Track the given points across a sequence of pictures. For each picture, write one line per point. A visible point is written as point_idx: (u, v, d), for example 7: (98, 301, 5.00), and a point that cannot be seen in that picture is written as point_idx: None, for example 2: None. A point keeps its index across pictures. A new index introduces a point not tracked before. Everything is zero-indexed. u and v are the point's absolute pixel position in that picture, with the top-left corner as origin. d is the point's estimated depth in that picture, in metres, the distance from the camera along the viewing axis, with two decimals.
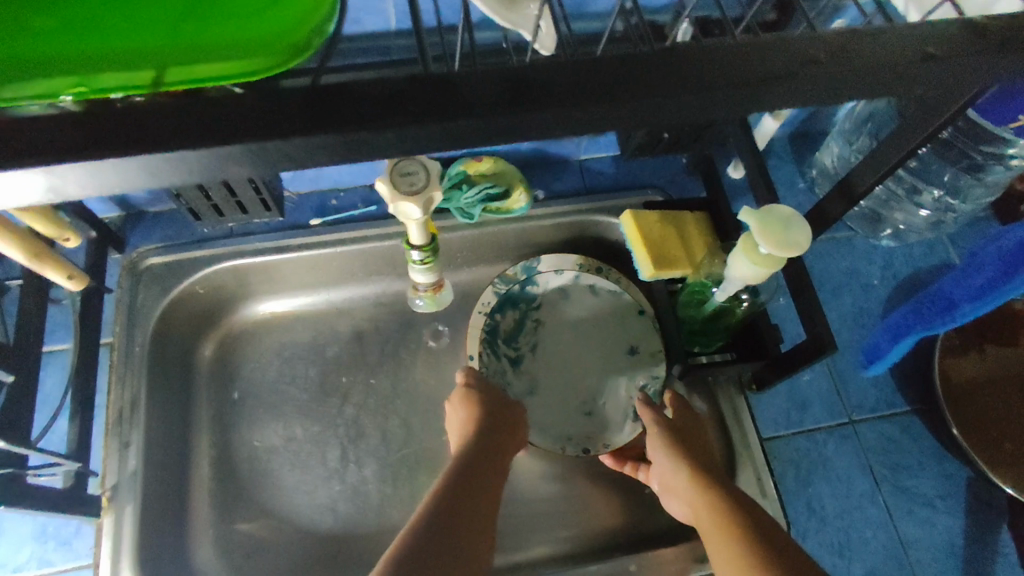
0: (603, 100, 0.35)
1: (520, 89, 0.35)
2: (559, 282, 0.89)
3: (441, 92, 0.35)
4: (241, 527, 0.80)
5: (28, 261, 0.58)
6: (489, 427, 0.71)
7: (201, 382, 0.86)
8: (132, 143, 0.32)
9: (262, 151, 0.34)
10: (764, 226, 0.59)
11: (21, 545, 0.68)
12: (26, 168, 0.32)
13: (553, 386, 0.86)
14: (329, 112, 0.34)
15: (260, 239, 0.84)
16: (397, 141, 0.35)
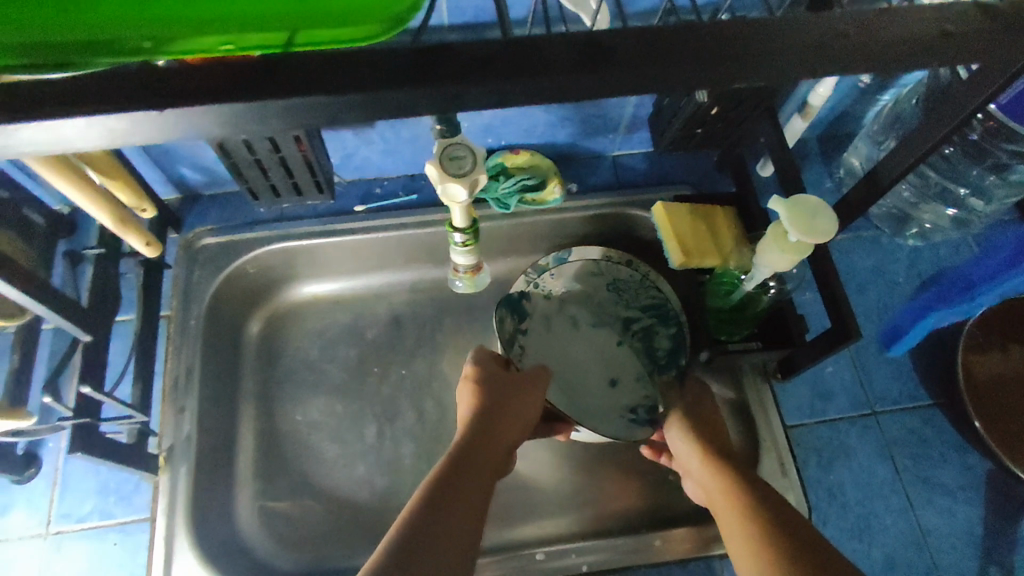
0: (656, 73, 0.39)
1: (594, 58, 0.39)
2: (547, 307, 0.89)
3: (526, 60, 0.38)
4: (284, 494, 0.84)
5: (114, 225, 0.65)
6: (501, 396, 0.72)
7: (248, 358, 0.91)
8: (207, 95, 0.36)
9: (341, 104, 0.38)
10: (793, 213, 0.62)
11: (84, 497, 0.73)
12: (84, 116, 0.36)
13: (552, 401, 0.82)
14: (426, 74, 0.38)
15: (309, 223, 0.89)
16: (479, 99, 0.39)
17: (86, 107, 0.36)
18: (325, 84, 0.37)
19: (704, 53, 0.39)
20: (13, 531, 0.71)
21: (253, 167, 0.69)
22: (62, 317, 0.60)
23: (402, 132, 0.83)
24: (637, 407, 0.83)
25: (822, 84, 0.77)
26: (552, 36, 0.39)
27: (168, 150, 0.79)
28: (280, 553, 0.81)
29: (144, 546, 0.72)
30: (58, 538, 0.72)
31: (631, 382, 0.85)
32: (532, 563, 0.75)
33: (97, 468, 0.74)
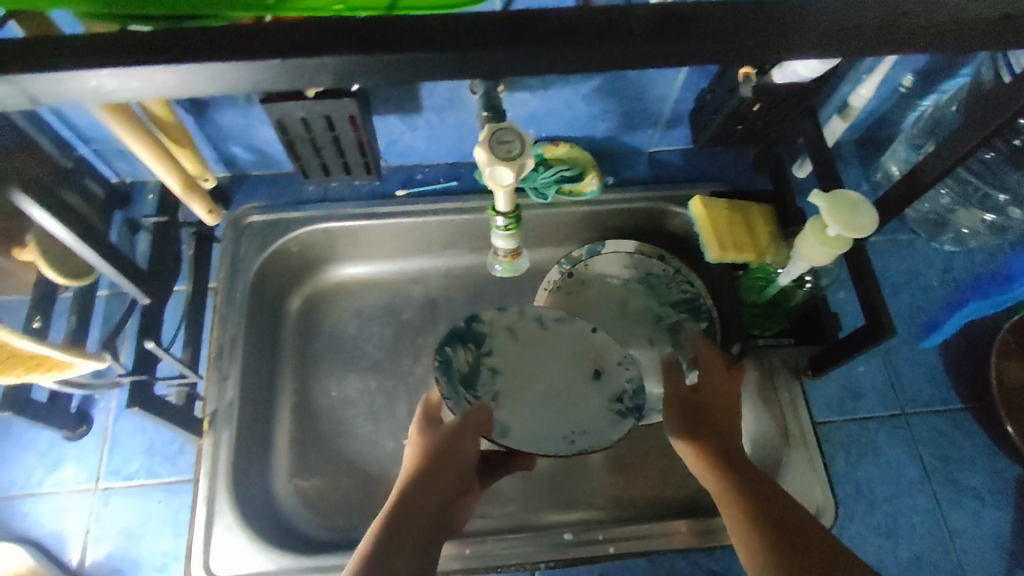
0: (722, 41, 0.41)
1: (669, 26, 0.41)
2: (505, 319, 0.82)
3: (608, 30, 0.40)
4: (318, 466, 0.86)
5: (180, 190, 0.69)
6: (443, 444, 0.66)
7: (287, 333, 0.93)
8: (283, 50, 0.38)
9: (415, 62, 0.40)
10: (833, 208, 0.63)
11: (132, 456, 0.77)
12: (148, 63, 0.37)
13: (526, 415, 0.77)
14: (522, 37, 0.40)
15: (351, 205, 0.91)
16: (554, 65, 0.42)
17: (173, 59, 0.38)
18: (404, 45, 0.39)
19: (767, 34, 0.41)
20: (63, 484, 0.75)
21: (307, 145, 0.71)
22: (125, 279, 0.63)
23: (447, 119, 0.85)
24: (622, 397, 0.79)
25: (865, 85, 0.78)
26: (634, 8, 0.41)
27: (223, 128, 0.82)
28: (313, 522, 0.83)
29: (186, 505, 0.75)
30: (106, 494, 0.75)
31: (614, 368, 0.80)
32: (560, 543, 0.75)
33: (144, 429, 0.78)
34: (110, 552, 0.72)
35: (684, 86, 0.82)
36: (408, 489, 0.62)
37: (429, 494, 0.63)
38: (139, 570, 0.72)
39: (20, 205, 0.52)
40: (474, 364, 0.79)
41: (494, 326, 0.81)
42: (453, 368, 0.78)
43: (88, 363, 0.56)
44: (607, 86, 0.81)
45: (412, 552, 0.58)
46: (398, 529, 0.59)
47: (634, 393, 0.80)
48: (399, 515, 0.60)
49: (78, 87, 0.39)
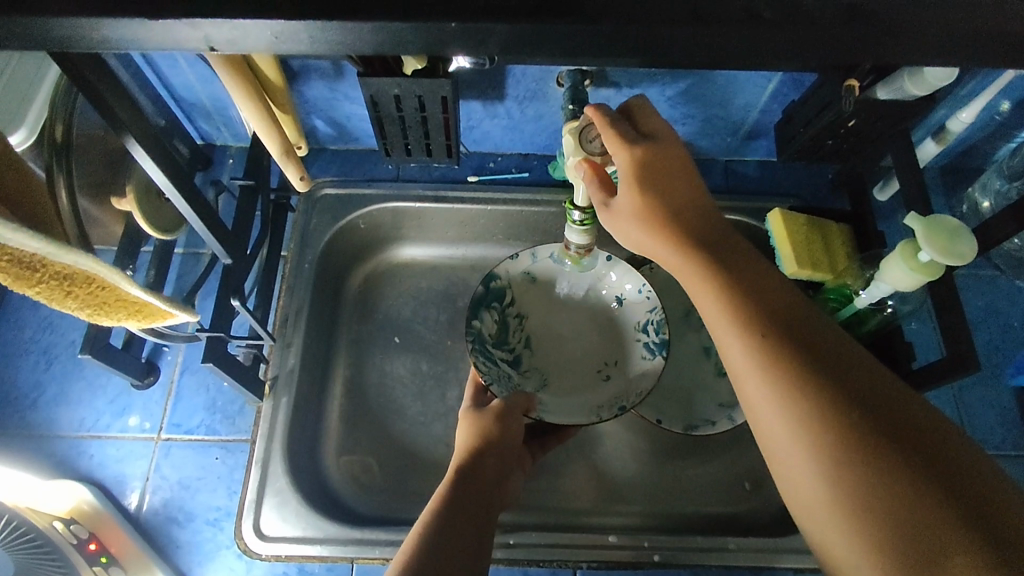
0: (900, 36, 0.37)
1: (855, 20, 0.37)
2: (519, 267, 0.85)
3: (795, 11, 0.37)
4: (363, 438, 0.85)
5: (279, 156, 0.71)
6: (494, 423, 0.71)
7: (346, 307, 0.94)
8: (406, 14, 0.36)
9: (585, 32, 0.36)
10: (930, 233, 0.61)
11: (194, 412, 0.79)
12: (261, 21, 0.35)
13: (562, 361, 0.85)
14: (707, 16, 0.36)
15: (423, 187, 0.91)
16: (699, 51, 0.38)
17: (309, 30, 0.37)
18: (566, 10, 0.36)
19: (949, 33, 0.37)
20: (128, 431, 0.77)
21: (395, 123, 0.72)
22: (213, 239, 0.65)
23: (527, 110, 0.84)
24: (648, 328, 0.84)
25: (965, 109, 0.75)
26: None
27: (310, 100, 0.82)
28: (360, 496, 0.82)
29: (242, 464, 0.77)
30: (167, 444, 0.77)
31: (635, 299, 0.85)
32: (604, 544, 0.75)
33: (208, 387, 0.80)
34: (167, 500, 0.75)
35: (773, 96, 0.80)
36: (464, 468, 0.66)
37: (485, 474, 0.67)
38: (194, 521, 0.74)
39: (133, 156, 0.53)
40: (501, 320, 0.85)
41: (510, 276, 0.86)
42: (485, 336, 0.83)
43: (180, 315, 0.58)
44: (693, 89, 0.79)
45: (475, 522, 0.62)
46: (462, 501, 0.63)
47: (657, 323, 0.84)
48: (462, 495, 0.64)
49: (236, 47, 0.37)
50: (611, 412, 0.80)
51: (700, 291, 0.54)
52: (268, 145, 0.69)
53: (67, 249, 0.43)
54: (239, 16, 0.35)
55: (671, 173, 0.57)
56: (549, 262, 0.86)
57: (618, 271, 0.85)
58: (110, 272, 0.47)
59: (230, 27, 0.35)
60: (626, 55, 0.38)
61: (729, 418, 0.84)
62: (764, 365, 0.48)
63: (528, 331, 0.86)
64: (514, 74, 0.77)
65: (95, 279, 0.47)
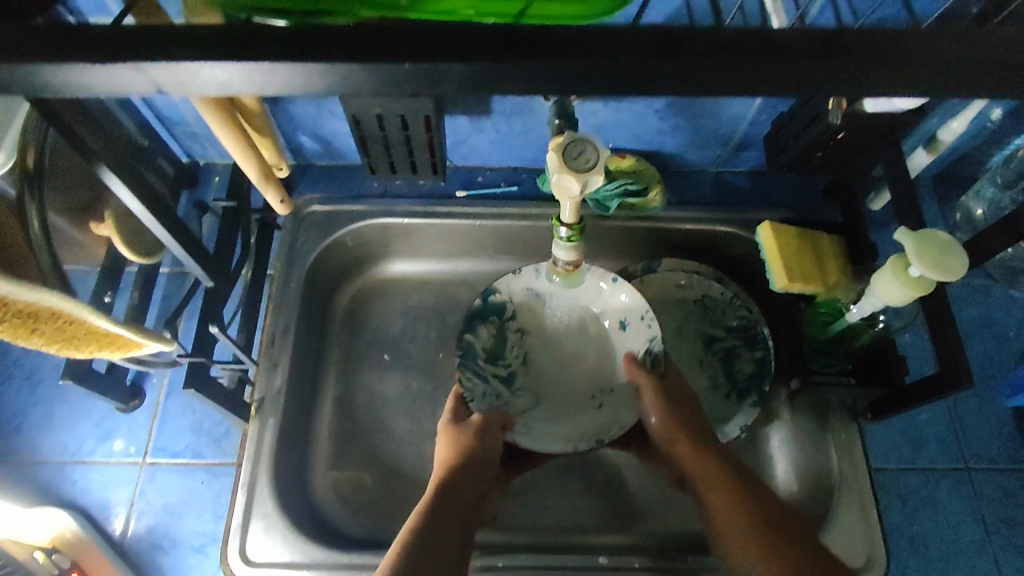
0: (874, 68, 0.36)
1: (826, 57, 0.36)
2: (521, 283, 0.83)
3: (766, 45, 0.36)
4: (353, 459, 0.84)
5: (256, 180, 0.71)
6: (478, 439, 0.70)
7: (335, 325, 0.93)
8: (365, 53, 0.35)
9: (547, 70, 0.35)
10: (921, 247, 0.60)
11: (179, 435, 0.78)
12: (219, 65, 0.34)
13: (557, 381, 0.84)
14: (677, 50, 0.36)
15: (411, 203, 0.89)
16: (668, 88, 0.37)
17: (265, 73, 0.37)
18: (529, 47, 0.35)
19: (928, 62, 0.36)
20: (113, 455, 0.76)
21: (378, 142, 0.72)
22: (194, 262, 0.65)
23: (515, 124, 0.83)
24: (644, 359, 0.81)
25: (955, 119, 0.74)
26: (784, 29, 0.37)
27: (296, 118, 0.82)
28: (349, 517, 0.81)
29: (228, 488, 0.76)
30: (152, 469, 0.76)
31: (636, 323, 0.82)
32: (594, 566, 0.74)
33: (193, 409, 0.79)
34: (152, 526, 0.74)
35: (762, 108, 0.79)
36: (445, 484, 0.65)
37: (464, 492, 0.66)
38: (179, 548, 0.73)
39: (104, 181, 0.53)
40: (499, 333, 0.84)
41: (512, 291, 0.84)
42: (478, 350, 0.83)
43: (155, 343, 0.57)
44: (682, 102, 0.78)
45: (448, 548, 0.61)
46: (440, 524, 0.62)
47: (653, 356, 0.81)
48: (441, 518, 0.63)
49: (185, 89, 0.36)
50: (589, 443, 0.80)
51: (703, 472, 0.71)
52: (247, 170, 0.69)
53: (26, 287, 0.42)
54: (196, 57, 0.34)
55: (678, 396, 0.76)
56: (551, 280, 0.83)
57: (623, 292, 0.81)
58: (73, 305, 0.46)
59: (178, 70, 0.35)
60: (592, 94, 0.37)
61: (721, 433, 0.83)
62: (747, 525, 0.66)
63: (526, 348, 0.84)
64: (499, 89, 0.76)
65: (61, 312, 0.46)
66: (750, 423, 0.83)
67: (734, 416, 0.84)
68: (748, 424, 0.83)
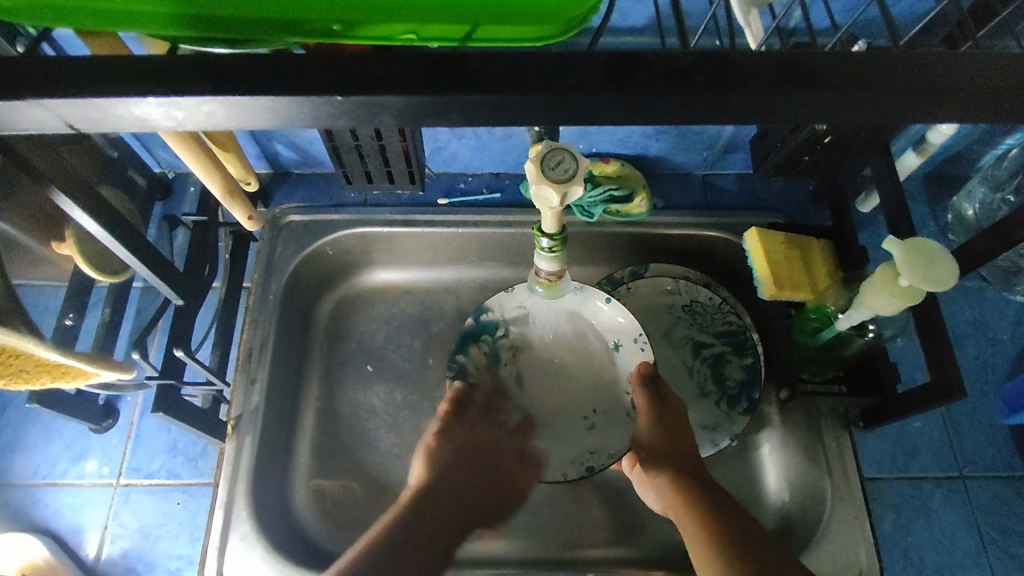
0: (851, 88, 0.34)
1: (798, 77, 0.34)
2: (513, 301, 0.83)
3: (725, 72, 0.34)
4: (336, 474, 0.82)
5: (223, 195, 0.69)
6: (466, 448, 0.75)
7: (317, 336, 0.90)
8: (308, 83, 0.33)
9: (492, 103, 0.34)
10: (909, 257, 0.58)
11: (154, 455, 0.76)
12: (149, 97, 0.32)
13: (547, 404, 0.83)
14: (638, 75, 0.34)
15: (391, 212, 0.87)
16: (633, 115, 0.35)
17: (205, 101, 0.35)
18: (469, 78, 0.33)
19: (898, 87, 0.34)
20: (86, 477, 0.74)
21: (352, 152, 0.71)
22: (160, 281, 0.64)
23: (495, 131, 0.80)
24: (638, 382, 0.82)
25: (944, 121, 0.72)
26: (750, 50, 0.35)
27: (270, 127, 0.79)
28: (333, 534, 0.80)
29: (204, 509, 0.74)
30: (126, 491, 0.74)
31: (631, 345, 0.82)
32: None
33: (168, 428, 0.77)
34: (126, 550, 0.72)
35: None
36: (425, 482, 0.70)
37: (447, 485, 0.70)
38: (155, 572, 0.72)
39: (62, 207, 0.52)
40: (491, 351, 0.83)
41: (504, 308, 0.83)
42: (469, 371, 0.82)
43: (112, 372, 0.57)
44: None
45: (441, 532, 0.66)
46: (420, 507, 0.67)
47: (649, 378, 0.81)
48: (418, 508, 0.67)
49: (105, 125, 0.34)
50: (578, 472, 0.79)
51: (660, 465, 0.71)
52: (211, 186, 0.68)
53: None
54: (126, 90, 0.32)
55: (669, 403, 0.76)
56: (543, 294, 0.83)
57: (619, 313, 0.81)
58: (12, 338, 0.45)
59: (92, 106, 0.33)
60: (555, 121, 0.35)
61: (712, 443, 0.81)
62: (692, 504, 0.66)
63: (520, 367, 0.83)
64: None
65: (8, 347, 0.46)
66: (741, 431, 0.82)
67: (724, 425, 0.83)
68: (739, 432, 0.82)
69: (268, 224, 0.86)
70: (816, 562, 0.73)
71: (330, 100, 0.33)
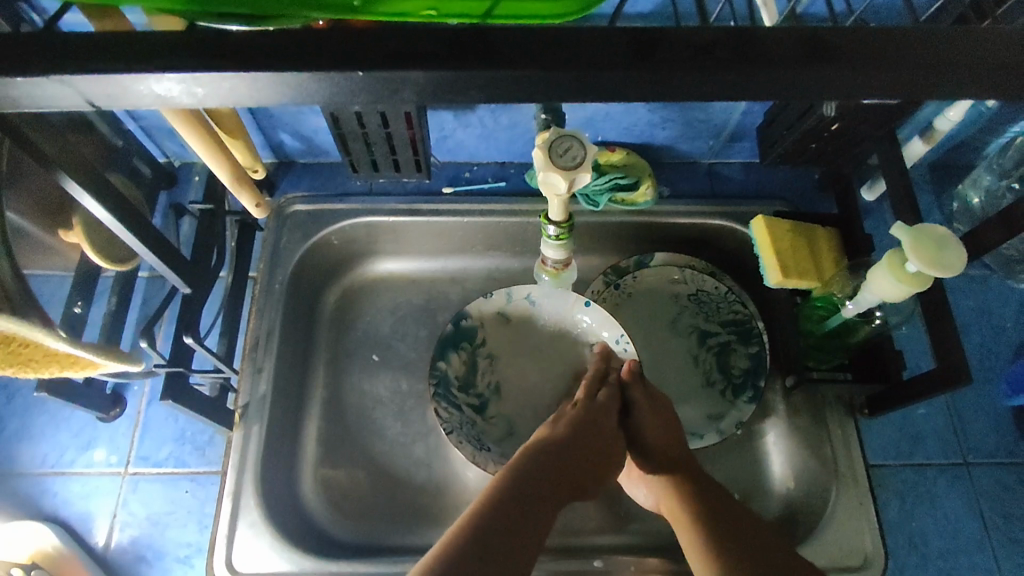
0: (871, 64, 0.34)
1: (815, 54, 0.34)
2: (493, 306, 0.83)
3: (742, 50, 0.34)
4: (343, 463, 0.83)
5: (228, 182, 0.69)
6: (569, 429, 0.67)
7: (322, 325, 0.90)
8: (321, 60, 0.32)
9: (508, 79, 0.33)
10: (917, 243, 0.58)
11: (162, 443, 0.76)
12: (163, 75, 0.32)
13: (528, 413, 0.83)
14: (654, 52, 0.34)
15: (396, 201, 0.87)
16: (649, 94, 0.35)
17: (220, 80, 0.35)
18: (484, 56, 0.33)
19: (914, 64, 0.34)
20: (95, 466, 0.74)
21: (358, 140, 0.71)
22: (168, 269, 0.64)
23: (501, 118, 0.80)
24: None
25: (951, 108, 0.72)
26: (765, 27, 0.35)
27: (275, 115, 0.79)
28: (341, 523, 0.80)
29: (212, 497, 0.74)
30: (135, 479, 0.74)
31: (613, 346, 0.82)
32: (588, 569, 0.73)
33: (176, 417, 0.77)
34: (135, 538, 0.72)
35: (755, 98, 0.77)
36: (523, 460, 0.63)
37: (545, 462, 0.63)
38: (164, 559, 0.72)
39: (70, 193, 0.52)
40: (469, 360, 0.83)
41: (482, 315, 0.84)
42: (449, 380, 0.82)
43: (121, 363, 0.57)
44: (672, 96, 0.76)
45: (527, 528, 0.56)
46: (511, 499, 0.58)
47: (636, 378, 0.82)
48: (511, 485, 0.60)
49: (119, 103, 0.34)
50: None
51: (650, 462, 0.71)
52: (218, 173, 0.68)
53: None
54: (139, 68, 0.32)
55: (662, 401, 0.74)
56: (522, 302, 0.84)
57: (599, 316, 0.82)
58: (18, 325, 0.45)
59: (107, 83, 0.33)
60: (569, 100, 0.35)
61: (717, 432, 0.81)
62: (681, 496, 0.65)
63: (497, 374, 0.84)
64: None
65: (15, 335, 0.46)
66: (746, 419, 0.82)
67: (729, 413, 0.83)
68: (744, 420, 0.82)
69: (273, 213, 0.86)
70: (822, 548, 0.73)
71: (345, 76, 0.33)
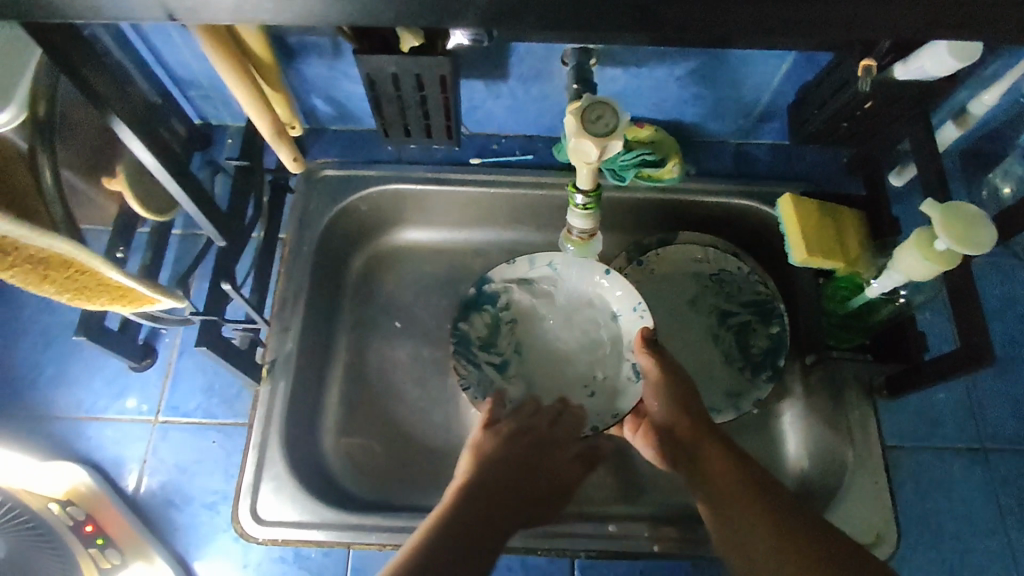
0: None
1: None
2: (516, 272, 0.84)
3: None
4: (364, 424, 0.84)
5: (271, 136, 0.72)
6: (512, 457, 0.70)
7: (347, 291, 0.92)
8: None
9: None
10: (946, 220, 0.58)
11: (191, 395, 0.78)
12: None
13: (546, 374, 0.83)
14: None
15: (423, 169, 0.88)
16: None
17: None
18: None
19: None
20: (126, 413, 0.77)
21: (393, 103, 0.72)
22: (206, 220, 0.66)
23: (532, 89, 0.81)
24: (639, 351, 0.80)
25: (987, 91, 0.72)
26: None
27: (309, 79, 0.80)
28: (360, 480, 0.82)
29: (239, 449, 0.76)
30: (164, 427, 0.77)
31: (629, 314, 0.82)
32: (603, 534, 0.73)
33: (206, 370, 0.79)
34: (164, 483, 0.75)
35: (788, 76, 0.77)
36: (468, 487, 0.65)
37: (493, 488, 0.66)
38: (191, 504, 0.74)
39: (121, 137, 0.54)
40: (493, 322, 0.84)
41: (506, 279, 0.84)
42: (471, 339, 0.83)
43: (166, 300, 0.59)
44: (704, 70, 0.76)
45: (474, 552, 0.59)
46: (462, 525, 0.61)
47: None
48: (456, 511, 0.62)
49: None
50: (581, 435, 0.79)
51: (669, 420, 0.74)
52: (259, 124, 0.70)
53: (40, 231, 0.44)
54: None
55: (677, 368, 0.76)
56: (546, 269, 0.84)
57: (617, 284, 0.82)
58: (84, 253, 0.48)
59: None
60: None
61: (735, 408, 0.83)
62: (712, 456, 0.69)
63: (519, 336, 0.84)
64: (517, 53, 0.74)
65: (74, 261, 0.48)
66: (764, 398, 0.83)
67: (748, 391, 0.84)
68: (761, 399, 0.83)
69: (304, 172, 0.87)
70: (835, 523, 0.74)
71: None
